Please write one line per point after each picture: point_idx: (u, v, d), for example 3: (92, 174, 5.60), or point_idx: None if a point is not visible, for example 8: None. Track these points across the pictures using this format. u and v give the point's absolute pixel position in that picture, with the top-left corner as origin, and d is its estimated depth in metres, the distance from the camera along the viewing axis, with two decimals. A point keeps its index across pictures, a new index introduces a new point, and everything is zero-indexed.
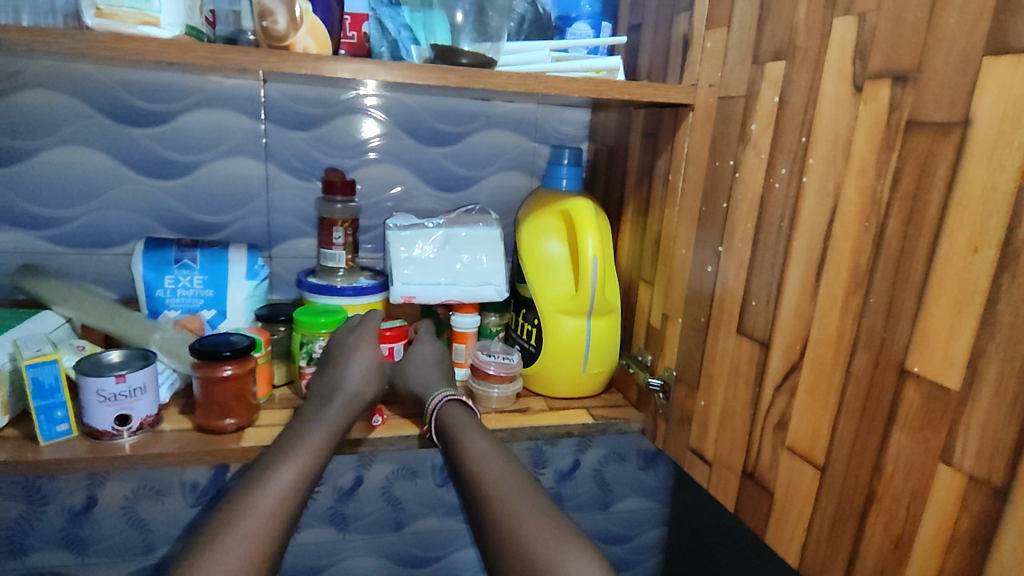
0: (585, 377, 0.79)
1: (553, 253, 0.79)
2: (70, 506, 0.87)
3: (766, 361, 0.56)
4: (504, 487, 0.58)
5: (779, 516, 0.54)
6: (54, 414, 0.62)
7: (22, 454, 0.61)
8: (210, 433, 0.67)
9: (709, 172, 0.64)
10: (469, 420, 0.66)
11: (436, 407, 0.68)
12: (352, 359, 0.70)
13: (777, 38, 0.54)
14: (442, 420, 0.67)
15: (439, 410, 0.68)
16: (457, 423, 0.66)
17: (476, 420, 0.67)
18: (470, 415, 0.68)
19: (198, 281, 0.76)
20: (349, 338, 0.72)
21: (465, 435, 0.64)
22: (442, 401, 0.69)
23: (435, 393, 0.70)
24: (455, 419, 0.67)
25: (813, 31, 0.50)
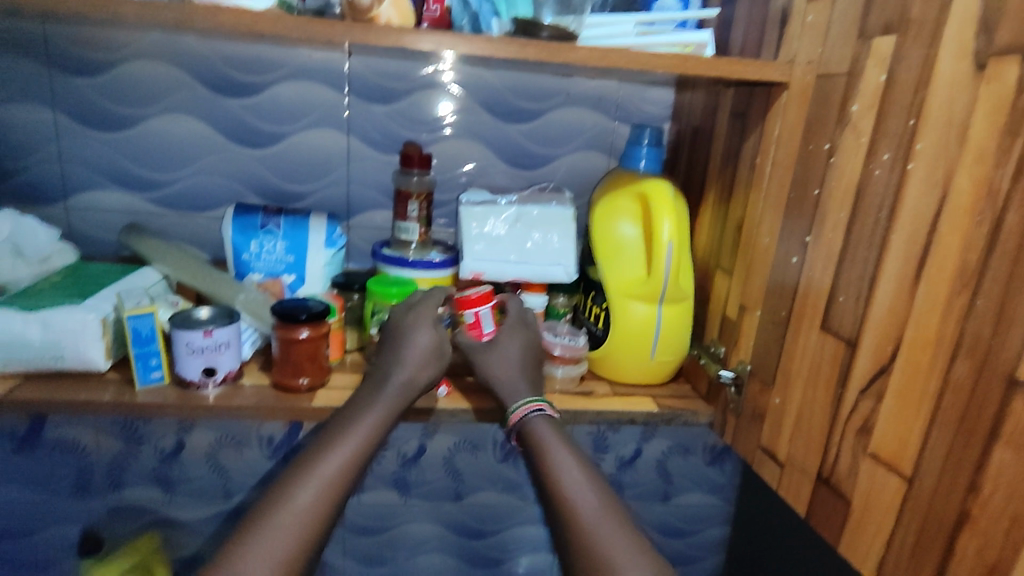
0: (654, 365, 0.77)
1: (627, 236, 0.76)
2: (162, 449, 0.95)
3: (852, 361, 0.52)
4: (596, 524, 0.53)
5: (855, 525, 0.50)
6: (149, 362, 0.68)
7: (121, 397, 0.66)
8: (285, 391, 0.70)
9: (801, 156, 0.60)
10: (557, 437, 0.62)
11: (521, 415, 0.64)
12: (409, 340, 0.68)
13: (889, 9, 0.49)
14: (527, 433, 0.63)
15: (526, 421, 0.64)
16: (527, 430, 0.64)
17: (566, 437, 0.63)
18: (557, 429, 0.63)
19: (280, 247, 0.79)
20: (407, 319, 0.70)
21: (554, 457, 0.60)
22: (529, 410, 0.65)
23: (521, 400, 0.66)
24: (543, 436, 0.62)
25: (931, 2, 0.45)
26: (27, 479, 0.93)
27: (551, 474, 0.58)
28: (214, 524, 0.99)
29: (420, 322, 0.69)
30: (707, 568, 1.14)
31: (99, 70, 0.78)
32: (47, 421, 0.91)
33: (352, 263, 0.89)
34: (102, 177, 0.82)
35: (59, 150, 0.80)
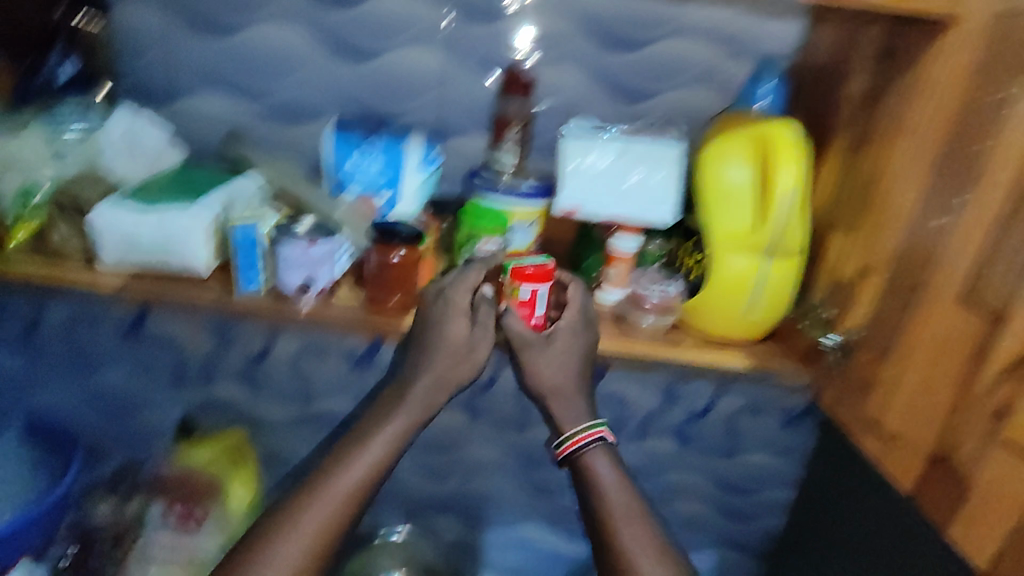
0: (749, 321, 0.73)
1: (736, 180, 0.70)
2: (251, 352, 1.00)
3: (992, 339, 0.47)
4: None
5: (967, 514, 0.49)
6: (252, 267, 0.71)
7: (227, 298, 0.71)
8: (374, 312, 0.72)
9: (961, 106, 0.53)
10: (615, 480, 0.67)
11: (580, 445, 0.69)
12: (439, 330, 0.68)
13: None
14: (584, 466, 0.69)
15: (585, 453, 0.69)
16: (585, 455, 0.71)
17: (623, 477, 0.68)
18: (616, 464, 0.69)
19: (376, 166, 0.78)
20: (435, 309, 0.69)
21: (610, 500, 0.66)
22: (590, 440, 0.69)
23: (585, 425, 0.70)
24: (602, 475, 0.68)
25: None
26: (132, 364, 1.01)
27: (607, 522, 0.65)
28: (295, 426, 1.05)
29: (451, 313, 0.68)
30: (763, 527, 1.13)
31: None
32: (150, 313, 0.97)
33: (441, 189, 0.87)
34: (205, 82, 0.82)
35: (167, 51, 0.81)
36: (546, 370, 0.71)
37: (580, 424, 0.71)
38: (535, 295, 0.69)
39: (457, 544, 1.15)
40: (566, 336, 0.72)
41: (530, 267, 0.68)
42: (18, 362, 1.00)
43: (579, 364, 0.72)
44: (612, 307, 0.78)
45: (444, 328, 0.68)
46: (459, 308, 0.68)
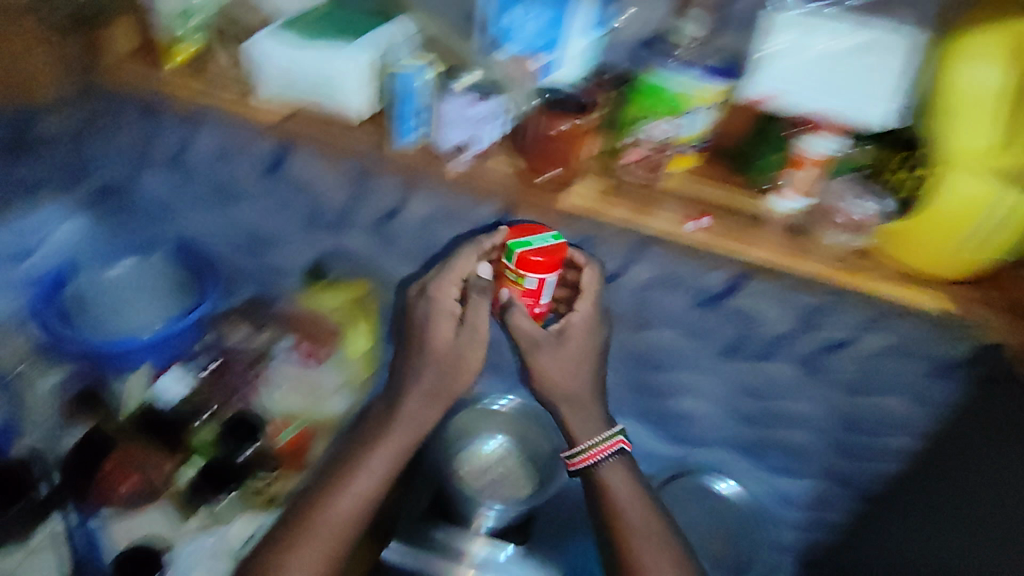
0: (964, 259, 0.66)
1: (988, 82, 0.59)
2: (379, 209, 0.99)
3: None
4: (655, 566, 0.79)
5: None
6: (413, 121, 0.75)
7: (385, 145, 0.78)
8: (529, 175, 0.76)
9: None
10: (625, 481, 0.86)
11: (596, 459, 0.88)
12: (432, 329, 0.90)
13: None
14: (603, 476, 0.87)
15: (601, 462, 0.88)
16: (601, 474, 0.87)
17: (633, 480, 0.87)
18: (625, 469, 0.88)
19: (541, 22, 0.72)
20: (422, 314, 0.90)
21: (625, 501, 0.84)
22: (605, 454, 0.88)
23: (607, 438, 0.89)
24: (614, 478, 0.87)
25: None
26: (273, 202, 1.04)
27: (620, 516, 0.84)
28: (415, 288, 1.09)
29: (440, 315, 0.90)
30: (868, 469, 1.07)
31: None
32: (288, 157, 0.96)
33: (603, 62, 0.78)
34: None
35: None
36: (569, 363, 0.92)
37: (597, 441, 0.89)
38: (541, 283, 0.85)
39: (553, 422, 1.19)
40: (579, 319, 0.91)
41: (536, 256, 0.82)
42: (169, 185, 1.05)
43: (592, 351, 0.92)
44: (787, 217, 0.72)
45: (438, 328, 0.90)
46: (445, 314, 0.90)
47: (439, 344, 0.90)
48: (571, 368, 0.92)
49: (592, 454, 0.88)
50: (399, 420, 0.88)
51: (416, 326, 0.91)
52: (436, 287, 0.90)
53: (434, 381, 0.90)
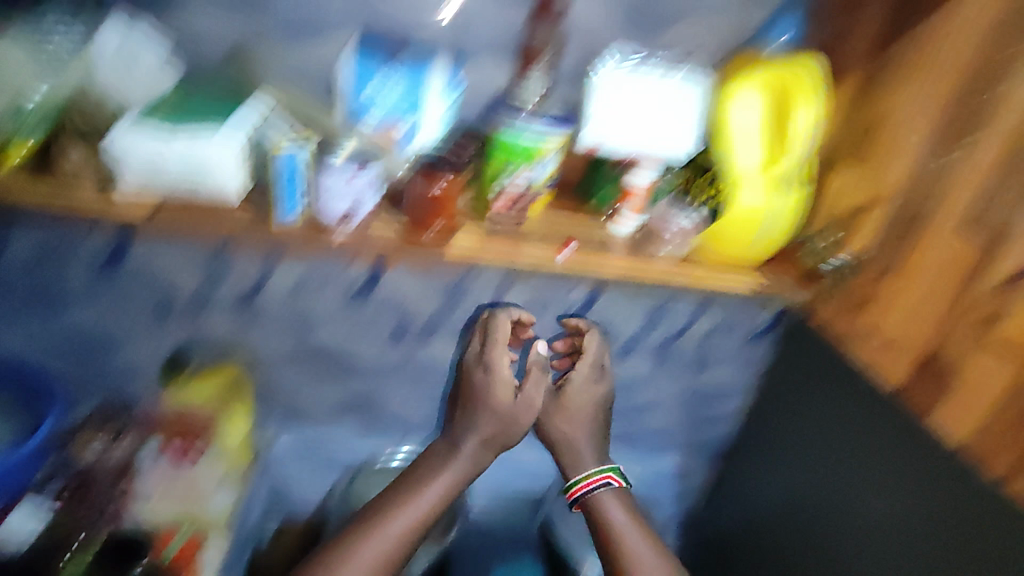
0: (746, 257, 0.77)
1: (745, 124, 0.72)
2: (245, 280, 0.88)
3: (981, 271, 0.57)
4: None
5: (954, 401, 0.60)
6: (291, 196, 0.65)
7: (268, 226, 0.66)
8: (413, 230, 0.72)
9: (974, 73, 0.58)
10: (628, 514, 0.85)
11: (591, 491, 0.88)
12: (488, 392, 0.86)
13: None
14: (596, 504, 0.87)
15: (599, 498, 0.87)
16: (604, 514, 0.85)
17: (631, 511, 0.86)
18: (618, 500, 0.87)
19: (397, 87, 0.69)
20: (481, 380, 0.87)
21: (626, 533, 0.83)
22: (596, 486, 0.88)
23: (596, 470, 0.89)
24: (608, 507, 0.86)
25: None
26: (110, 300, 0.89)
27: (625, 544, 0.82)
28: (290, 355, 0.99)
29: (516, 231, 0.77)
30: (722, 432, 1.20)
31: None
32: (133, 246, 0.83)
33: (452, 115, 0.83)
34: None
35: None
36: (582, 417, 0.93)
37: (588, 472, 0.89)
38: None
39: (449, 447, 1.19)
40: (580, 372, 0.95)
41: None
42: None
43: (598, 406, 0.95)
44: (629, 235, 0.79)
45: (496, 394, 0.85)
46: (504, 384, 0.85)
47: (492, 405, 0.85)
48: (585, 429, 0.93)
49: (579, 489, 0.89)
50: (440, 473, 0.82)
51: (471, 395, 0.87)
52: (474, 369, 0.88)
53: (490, 434, 0.85)
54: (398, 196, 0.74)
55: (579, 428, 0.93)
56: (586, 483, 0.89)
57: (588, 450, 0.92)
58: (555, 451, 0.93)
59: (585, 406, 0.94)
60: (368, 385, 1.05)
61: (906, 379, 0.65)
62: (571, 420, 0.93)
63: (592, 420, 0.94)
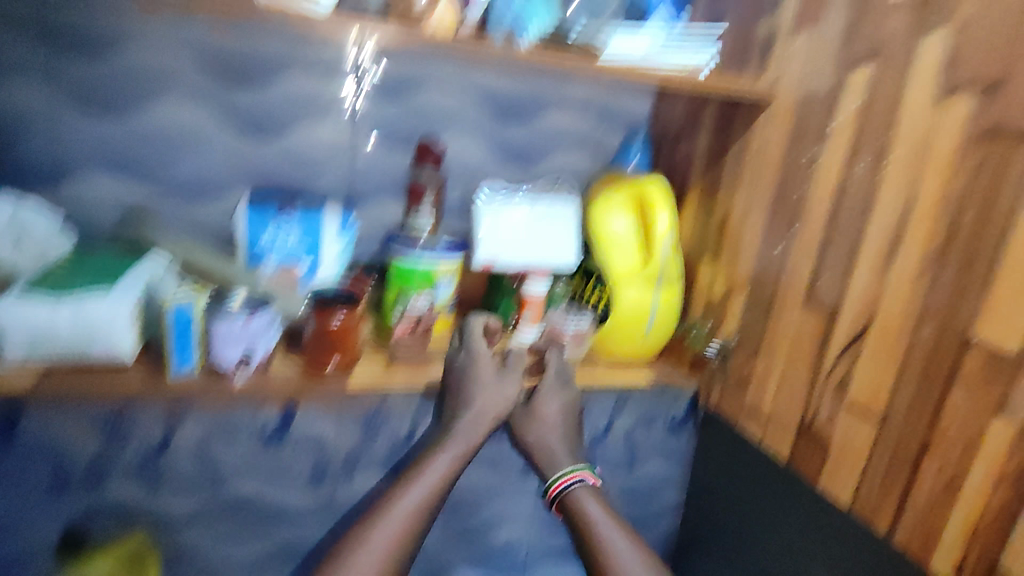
0: (635, 351, 0.84)
1: (619, 231, 0.81)
2: (148, 442, 0.84)
3: (831, 332, 0.63)
4: None
5: (834, 463, 0.63)
6: (185, 346, 0.65)
7: (158, 385, 0.66)
8: (312, 372, 0.71)
9: (785, 164, 0.69)
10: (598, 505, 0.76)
11: (568, 487, 0.78)
12: (471, 373, 0.77)
13: (987, 66, 0.49)
14: (575, 504, 0.77)
15: (573, 493, 0.77)
16: (586, 516, 0.76)
17: (608, 508, 0.77)
18: (597, 497, 0.78)
19: (295, 236, 0.74)
20: (461, 357, 0.77)
21: (608, 530, 0.74)
22: (573, 483, 0.78)
23: (568, 469, 0.78)
24: (588, 506, 0.76)
25: (937, 60, 0.53)
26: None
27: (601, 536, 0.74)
28: (202, 515, 0.90)
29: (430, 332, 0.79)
30: (664, 529, 1.15)
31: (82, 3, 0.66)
32: (25, 416, 0.77)
33: None
34: (88, 148, 0.71)
35: (52, 129, 0.69)
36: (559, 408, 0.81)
37: (563, 467, 0.79)
38: None
39: None
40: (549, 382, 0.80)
41: None
42: None
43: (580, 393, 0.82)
44: (532, 345, 0.83)
45: (479, 372, 0.77)
46: (488, 361, 0.77)
47: (480, 393, 0.76)
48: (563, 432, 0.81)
49: (557, 484, 0.78)
50: (407, 500, 0.71)
51: (454, 374, 0.77)
52: (453, 356, 0.78)
53: (470, 431, 0.76)
54: (295, 335, 0.76)
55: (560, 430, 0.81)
56: (557, 479, 0.78)
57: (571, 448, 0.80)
58: (531, 455, 0.82)
59: (558, 410, 0.80)
60: (286, 536, 0.96)
61: (791, 449, 0.69)
62: (559, 394, 0.80)
63: (572, 423, 0.82)
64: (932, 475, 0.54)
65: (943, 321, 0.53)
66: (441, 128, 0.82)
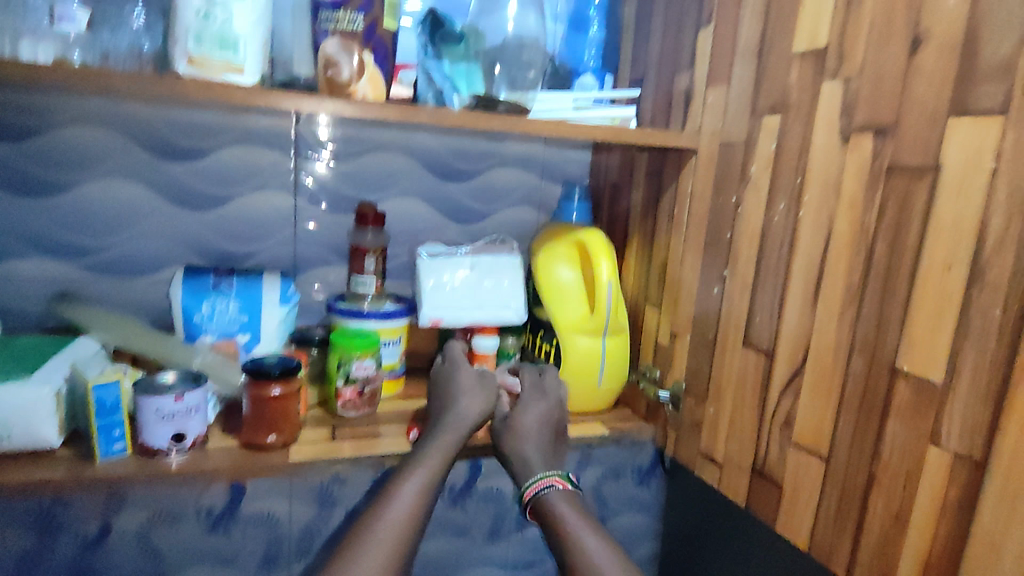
0: (589, 402, 0.84)
1: (565, 280, 0.83)
2: (83, 535, 0.69)
3: (771, 370, 0.64)
4: None
5: (789, 505, 0.62)
6: (112, 433, 0.63)
7: (80, 472, 0.62)
8: (257, 450, 0.68)
9: (712, 208, 0.72)
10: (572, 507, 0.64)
11: (537, 490, 0.66)
12: (455, 380, 0.75)
13: (874, 108, 0.53)
14: (546, 510, 0.65)
15: (543, 498, 0.65)
16: (557, 514, 0.63)
17: (585, 511, 0.64)
18: (571, 501, 0.65)
19: (233, 307, 0.77)
20: (444, 371, 0.77)
21: (580, 529, 0.61)
22: (542, 487, 0.66)
23: (536, 475, 0.68)
24: (560, 508, 0.64)
25: (832, 103, 0.57)
26: None
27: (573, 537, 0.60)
28: None
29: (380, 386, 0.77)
30: None
31: (16, 89, 0.71)
32: None
33: (299, 320, 0.87)
34: (22, 229, 0.74)
35: None
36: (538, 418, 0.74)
37: (536, 472, 0.68)
38: None
39: None
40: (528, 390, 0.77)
41: None
42: None
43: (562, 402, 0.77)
44: None
45: (461, 375, 0.76)
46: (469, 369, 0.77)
47: (465, 395, 0.73)
48: (542, 440, 0.72)
49: (529, 490, 0.67)
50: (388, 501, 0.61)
51: (438, 387, 0.76)
52: (436, 376, 0.78)
53: (454, 429, 0.69)
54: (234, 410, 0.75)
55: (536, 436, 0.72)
56: (530, 485, 0.67)
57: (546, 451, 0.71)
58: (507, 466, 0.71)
59: (540, 415, 0.74)
60: None
61: (747, 496, 0.68)
62: (544, 398, 0.76)
63: (551, 431, 0.74)
64: (880, 508, 0.53)
65: (872, 349, 0.54)
66: (383, 191, 0.88)
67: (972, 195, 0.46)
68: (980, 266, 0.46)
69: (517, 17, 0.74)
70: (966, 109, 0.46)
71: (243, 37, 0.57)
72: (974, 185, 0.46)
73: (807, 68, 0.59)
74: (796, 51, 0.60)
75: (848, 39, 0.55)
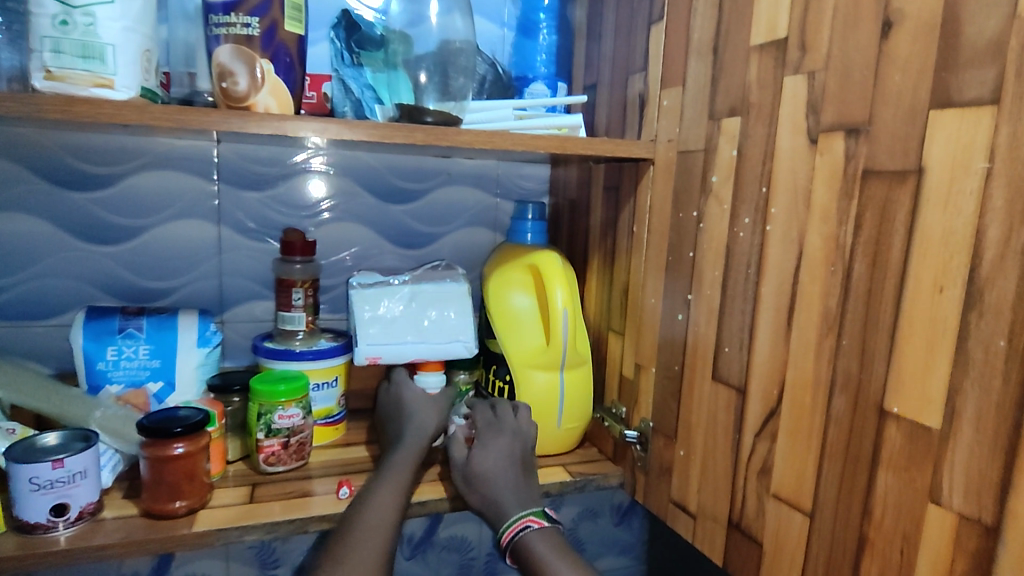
0: (551, 446, 0.74)
1: (520, 308, 0.75)
2: None
3: (744, 408, 0.56)
4: None
5: (772, 568, 0.53)
6: None
7: None
8: (158, 518, 0.59)
9: (673, 224, 0.64)
10: (557, 548, 0.57)
11: (516, 534, 0.59)
12: (404, 411, 0.70)
13: (843, 105, 0.45)
14: (528, 554, 0.57)
15: (523, 540, 0.58)
16: (538, 555, 0.56)
17: (568, 551, 0.57)
18: (554, 540, 0.58)
19: (144, 351, 0.69)
20: (392, 402, 0.72)
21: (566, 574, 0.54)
22: (520, 531, 0.58)
23: (513, 516, 0.60)
24: (542, 551, 0.57)
25: (797, 99, 0.49)
26: None
27: None
28: None
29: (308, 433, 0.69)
30: None
31: None
32: None
33: (225, 361, 0.79)
34: None
35: None
36: (502, 448, 0.65)
37: (514, 510, 0.60)
38: None
39: None
40: (485, 419, 0.68)
41: None
42: None
43: (525, 427, 0.67)
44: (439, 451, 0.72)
45: (409, 404, 0.71)
46: (417, 396, 0.72)
47: (413, 426, 0.68)
48: (511, 471, 0.64)
49: (508, 533, 0.59)
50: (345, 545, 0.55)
51: (389, 418, 0.71)
52: (383, 408, 0.73)
53: (405, 462, 0.64)
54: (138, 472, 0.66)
55: (501, 471, 0.63)
56: (506, 529, 0.60)
57: (524, 485, 0.63)
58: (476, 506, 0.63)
59: (502, 449, 0.65)
60: None
61: (725, 557, 0.58)
62: (502, 429, 0.67)
63: (521, 461, 0.65)
64: None
65: (854, 382, 0.46)
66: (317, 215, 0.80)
67: (962, 201, 0.38)
68: (976, 286, 0.38)
69: (443, 18, 0.66)
70: (951, 100, 0.39)
71: (112, 45, 0.49)
72: (963, 191, 0.38)
73: (767, 62, 0.52)
74: (754, 44, 0.53)
75: (810, 26, 0.48)
